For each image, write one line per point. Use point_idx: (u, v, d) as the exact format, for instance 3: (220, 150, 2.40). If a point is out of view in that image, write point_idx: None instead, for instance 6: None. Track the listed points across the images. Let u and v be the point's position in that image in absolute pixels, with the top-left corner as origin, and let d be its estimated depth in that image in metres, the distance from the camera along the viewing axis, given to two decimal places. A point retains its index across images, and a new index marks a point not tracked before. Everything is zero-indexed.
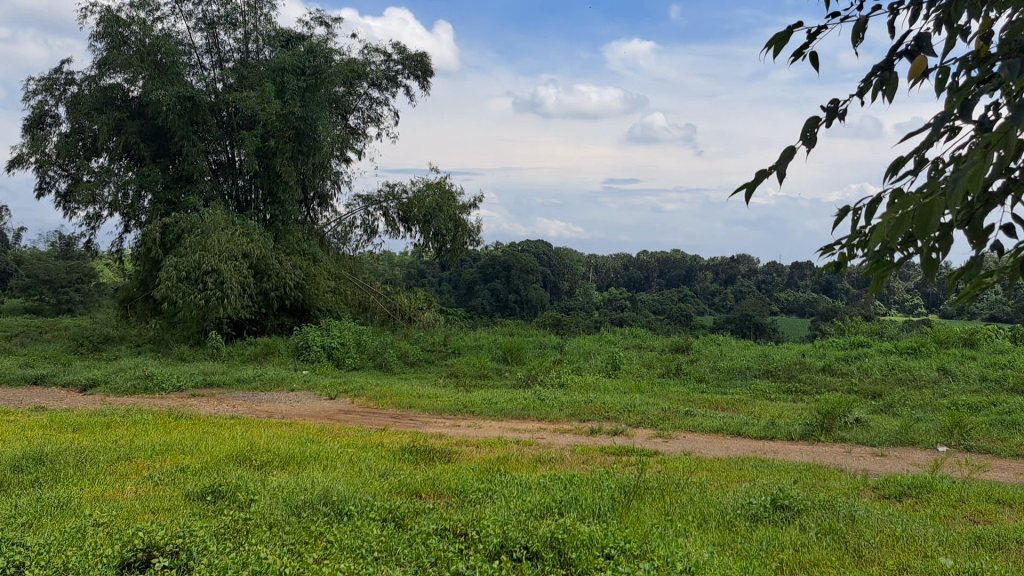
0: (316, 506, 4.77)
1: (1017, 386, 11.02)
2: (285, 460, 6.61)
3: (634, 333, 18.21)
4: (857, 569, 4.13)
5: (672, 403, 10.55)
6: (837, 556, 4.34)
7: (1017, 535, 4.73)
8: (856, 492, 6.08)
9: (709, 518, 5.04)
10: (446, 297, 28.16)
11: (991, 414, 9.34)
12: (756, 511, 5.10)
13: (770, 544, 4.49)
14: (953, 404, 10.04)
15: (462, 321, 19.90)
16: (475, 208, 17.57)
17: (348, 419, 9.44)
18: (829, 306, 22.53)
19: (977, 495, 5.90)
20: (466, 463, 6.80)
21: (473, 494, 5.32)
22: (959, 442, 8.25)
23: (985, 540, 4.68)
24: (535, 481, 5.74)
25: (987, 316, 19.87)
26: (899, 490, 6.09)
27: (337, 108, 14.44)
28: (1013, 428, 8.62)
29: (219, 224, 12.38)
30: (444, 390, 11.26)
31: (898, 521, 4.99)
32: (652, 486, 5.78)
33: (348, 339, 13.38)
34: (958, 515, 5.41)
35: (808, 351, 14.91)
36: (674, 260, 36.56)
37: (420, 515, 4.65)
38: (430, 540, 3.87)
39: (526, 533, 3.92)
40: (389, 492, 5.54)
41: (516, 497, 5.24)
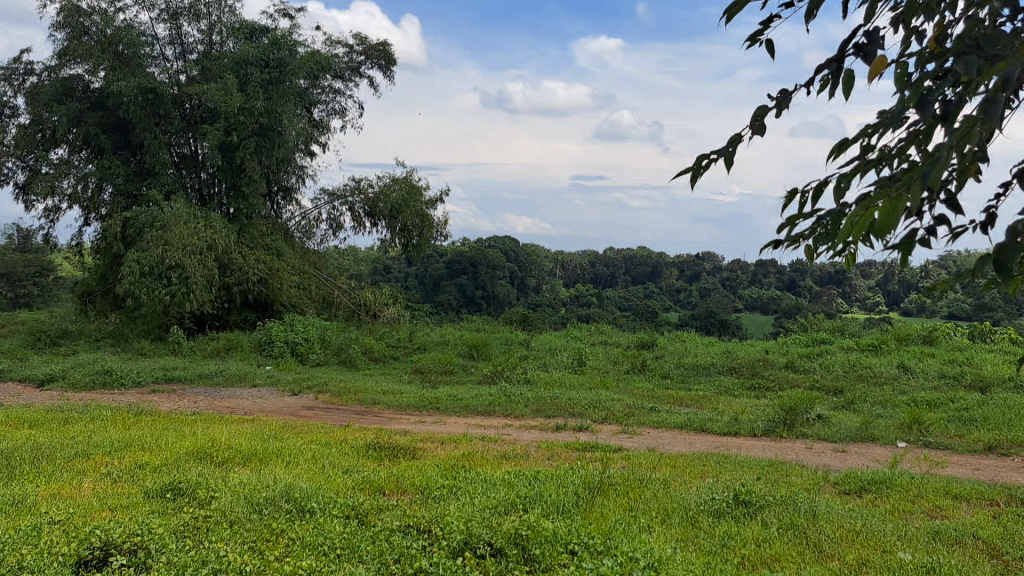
0: (278, 503, 4.67)
1: (974, 383, 11.15)
2: (248, 456, 6.50)
3: (600, 330, 18.21)
4: (817, 563, 4.12)
5: (638, 399, 10.53)
6: (797, 551, 4.32)
7: (974, 530, 4.76)
8: (817, 488, 6.09)
9: (672, 514, 5.00)
10: (412, 292, 28.01)
11: (949, 411, 9.42)
12: (718, 507, 5.05)
13: (731, 539, 4.47)
14: (913, 401, 10.12)
15: (428, 316, 19.78)
16: (440, 202, 17.48)
17: (312, 415, 9.30)
18: (791, 303, 22.71)
19: (935, 491, 5.93)
20: (432, 460, 6.73)
21: (438, 491, 5.24)
22: (917, 438, 8.31)
23: (942, 535, 4.68)
24: (500, 478, 5.66)
25: (946, 312, 20.12)
26: (859, 486, 6.10)
27: (303, 101, 14.29)
28: (971, 425, 8.70)
29: (180, 218, 12.16)
30: (409, 386, 11.17)
31: (856, 516, 4.99)
32: (617, 482, 5.73)
33: (312, 334, 13.23)
34: (916, 510, 5.42)
35: (771, 348, 14.98)
36: (640, 257, 36.67)
37: (385, 512, 4.55)
38: (395, 537, 3.77)
39: (491, 529, 3.82)
40: (352, 489, 5.45)
41: (481, 492, 5.16)
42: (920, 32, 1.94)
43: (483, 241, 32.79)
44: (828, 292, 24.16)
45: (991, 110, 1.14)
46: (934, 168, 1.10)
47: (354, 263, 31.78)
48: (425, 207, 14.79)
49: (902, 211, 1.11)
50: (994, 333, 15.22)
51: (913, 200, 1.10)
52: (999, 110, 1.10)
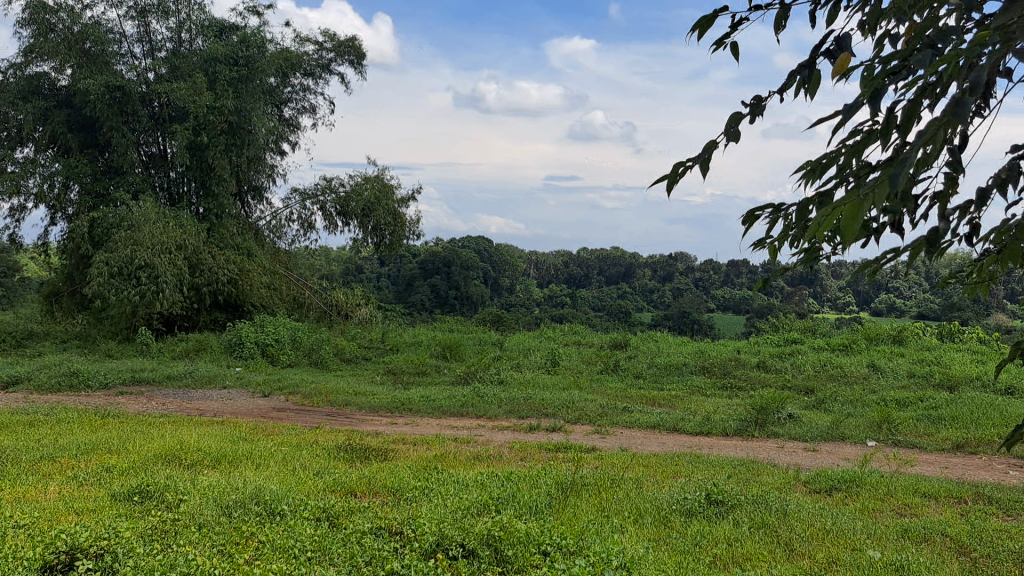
0: (247, 506, 4.51)
1: (943, 381, 11.18)
2: (216, 459, 6.31)
3: (573, 330, 18.14)
4: (789, 562, 4.03)
5: (611, 399, 10.44)
6: (770, 549, 4.23)
7: (944, 527, 4.70)
8: (788, 486, 6.03)
9: (645, 513, 4.89)
10: (385, 292, 27.79)
11: (920, 409, 9.41)
12: (691, 506, 4.97)
13: (704, 538, 4.37)
14: (883, 400, 10.12)
15: (400, 317, 19.63)
16: (411, 201, 17.34)
17: (282, 417, 9.12)
18: (763, 303, 22.77)
19: (905, 489, 5.88)
20: (403, 461, 6.58)
21: (410, 493, 5.10)
22: (887, 437, 8.28)
23: (912, 533, 4.61)
24: (472, 479, 5.52)
25: (914, 311, 20.24)
26: (830, 484, 6.05)
27: (273, 99, 14.09)
28: (942, 423, 8.69)
29: (149, 218, 11.91)
30: (380, 387, 11.02)
31: (829, 514, 4.92)
32: (589, 482, 5.62)
33: (283, 335, 13.02)
34: (887, 508, 5.37)
35: (743, 347, 14.97)
36: (612, 257, 36.66)
37: (356, 514, 4.41)
38: (364, 539, 3.63)
39: (463, 530, 3.69)
40: (322, 491, 5.30)
41: (454, 493, 5.02)
42: (892, 36, 1.88)
43: (457, 241, 32.60)
44: (800, 291, 24.22)
45: (958, 115, 1.11)
46: (899, 174, 1.09)
47: (326, 263, 31.45)
48: (397, 205, 14.64)
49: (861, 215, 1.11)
50: (962, 332, 15.29)
51: (873, 204, 1.09)
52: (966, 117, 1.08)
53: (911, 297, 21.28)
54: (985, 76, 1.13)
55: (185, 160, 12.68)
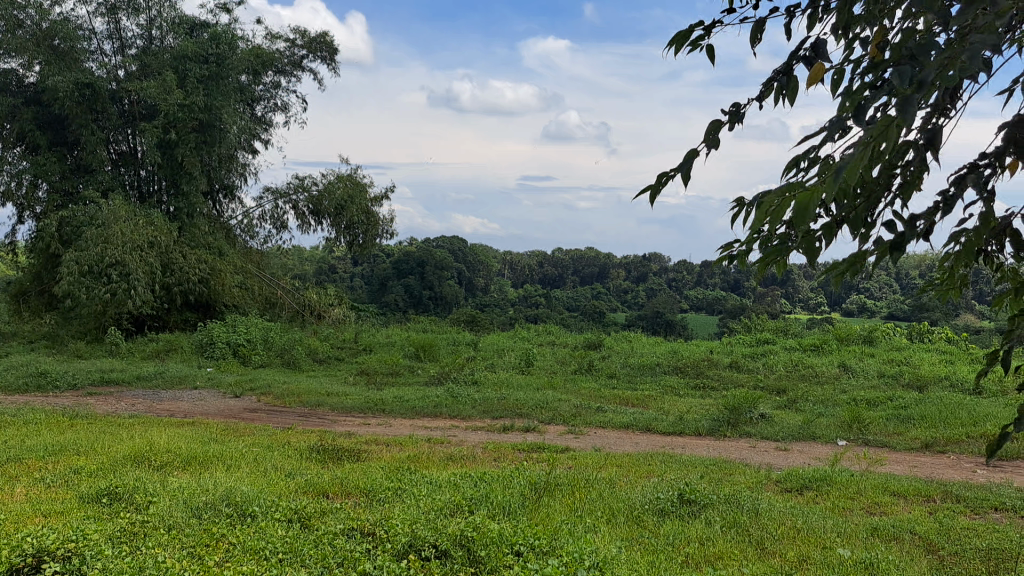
0: (218, 507, 4.44)
1: (912, 381, 11.28)
2: (187, 460, 6.23)
3: (547, 330, 18.14)
4: (759, 561, 4.03)
5: (584, 399, 10.43)
6: (741, 548, 4.24)
7: (913, 526, 4.72)
8: (760, 485, 6.05)
9: (618, 513, 4.89)
10: (359, 293, 27.67)
11: (889, 409, 9.49)
12: (664, 505, 4.97)
13: (676, 538, 4.37)
14: (853, 400, 10.19)
15: (373, 317, 19.54)
16: (384, 200, 17.26)
17: (253, 418, 9.03)
18: (735, 303, 22.90)
19: (875, 488, 5.91)
20: (376, 462, 6.53)
21: (383, 494, 5.06)
22: (857, 437, 8.34)
23: (882, 531, 4.63)
24: (445, 479, 5.48)
25: (884, 312, 20.45)
26: (802, 483, 6.07)
27: (244, 97, 13.94)
28: (912, 422, 8.77)
29: (120, 215, 11.75)
30: (353, 387, 10.94)
31: (800, 513, 4.93)
32: (563, 482, 5.61)
33: (255, 335, 12.90)
34: (856, 507, 5.40)
35: (716, 347, 15.04)
36: (586, 258, 36.73)
37: (328, 514, 4.37)
38: (337, 540, 3.58)
39: (436, 531, 3.66)
40: (294, 493, 5.23)
41: (426, 494, 4.98)
42: (865, 38, 1.84)
43: (431, 241, 32.52)
44: (772, 292, 24.38)
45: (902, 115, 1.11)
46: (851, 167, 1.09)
47: (298, 263, 31.23)
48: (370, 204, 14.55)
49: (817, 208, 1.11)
50: (931, 332, 15.45)
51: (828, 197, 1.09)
52: (912, 114, 1.09)
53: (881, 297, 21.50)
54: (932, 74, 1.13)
55: (155, 158, 12.54)
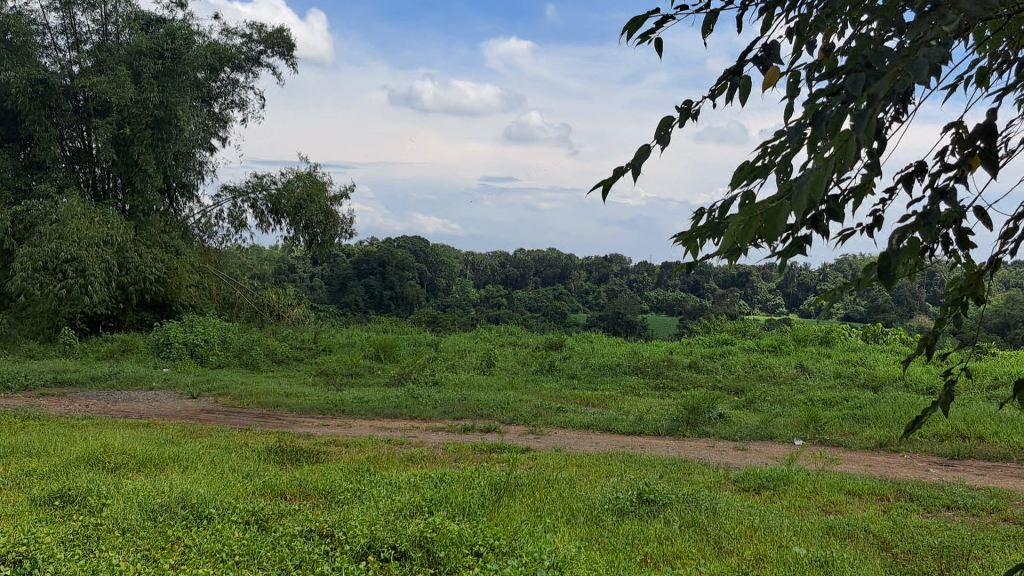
0: (173, 510, 4.37)
1: (867, 381, 11.43)
2: (142, 461, 6.15)
3: (510, 331, 18.12)
4: (717, 560, 4.05)
5: (545, 399, 10.45)
6: (698, 548, 4.25)
7: (867, 524, 4.79)
8: (718, 485, 6.09)
9: (577, 513, 4.89)
10: (319, 293, 27.45)
11: (845, 409, 9.62)
12: (623, 505, 5.00)
13: (636, 537, 4.39)
14: (810, 400, 10.30)
15: (334, 317, 19.41)
16: (344, 199, 17.13)
17: (210, 419, 8.93)
18: (696, 304, 23.09)
19: (830, 487, 5.98)
20: (335, 463, 6.50)
21: (342, 495, 5.04)
22: (813, 436, 8.44)
23: (837, 530, 4.70)
24: (405, 481, 5.45)
25: (841, 314, 20.73)
26: (758, 483, 6.12)
27: (200, 94, 13.73)
28: (865, 422, 8.89)
29: (74, 212, 11.54)
30: (311, 388, 10.86)
31: (756, 512, 4.97)
32: (523, 482, 5.61)
33: (212, 335, 12.74)
34: (813, 506, 5.45)
35: (675, 348, 15.13)
36: (548, 259, 36.83)
37: (285, 516, 4.34)
38: (296, 542, 3.54)
39: (395, 532, 3.65)
40: (252, 494, 5.17)
41: (385, 496, 4.94)
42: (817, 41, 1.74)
43: (392, 241, 32.40)
44: (731, 293, 24.61)
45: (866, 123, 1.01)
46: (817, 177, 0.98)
47: (258, 263, 30.95)
48: (330, 203, 14.41)
49: (782, 225, 1.00)
50: (886, 333, 15.67)
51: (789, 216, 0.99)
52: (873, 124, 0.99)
53: (838, 299, 21.79)
54: (887, 84, 1.04)
55: (110, 155, 12.35)
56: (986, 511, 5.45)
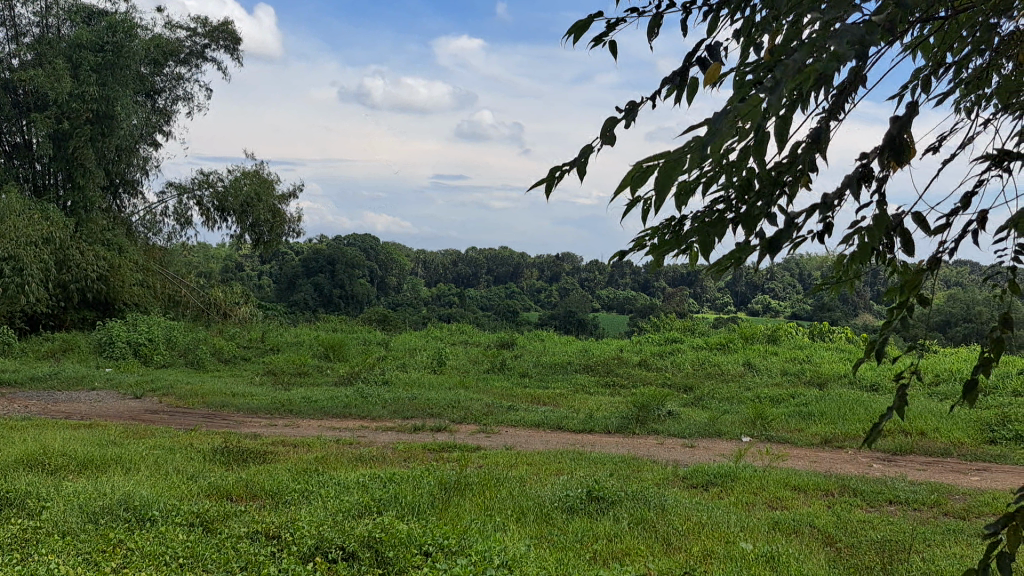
0: (116, 512, 4.21)
1: (813, 379, 11.54)
2: (83, 463, 5.96)
3: (460, 329, 18.00)
4: (666, 556, 4.02)
5: (495, 398, 10.38)
6: (648, 544, 4.22)
7: (813, 520, 4.81)
8: (667, 482, 6.08)
9: (527, 511, 4.85)
10: (268, 292, 27.08)
11: (791, 406, 9.69)
12: (573, 503, 4.96)
13: (584, 535, 4.34)
14: (757, 397, 10.36)
15: (283, 316, 19.14)
16: (292, 196, 16.90)
17: (154, 419, 8.73)
18: (646, 303, 23.18)
19: (777, 483, 6.02)
20: (283, 463, 6.38)
21: (289, 496, 4.92)
22: (760, 433, 8.49)
23: (783, 525, 4.71)
24: (353, 480, 5.36)
25: (788, 311, 20.97)
26: (707, 479, 6.13)
27: (142, 88, 13.43)
28: (810, 419, 8.96)
29: (13, 208, 11.19)
30: (259, 387, 10.67)
31: (703, 509, 4.96)
32: (473, 482, 5.49)
33: (156, 334, 12.46)
34: (759, 502, 5.47)
35: (626, 346, 15.15)
36: (501, 257, 36.76)
37: (231, 518, 4.21)
38: (240, 544, 3.42)
39: (342, 533, 3.56)
40: (197, 496, 5.03)
41: (333, 496, 4.85)
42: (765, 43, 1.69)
43: (342, 240, 32.08)
44: (680, 292, 24.80)
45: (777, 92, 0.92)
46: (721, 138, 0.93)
47: (205, 260, 30.44)
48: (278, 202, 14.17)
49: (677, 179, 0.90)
50: (831, 332, 15.84)
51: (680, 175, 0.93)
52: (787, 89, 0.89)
53: (785, 297, 22.04)
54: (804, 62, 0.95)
55: (48, 151, 11.99)
56: (928, 505, 5.51)
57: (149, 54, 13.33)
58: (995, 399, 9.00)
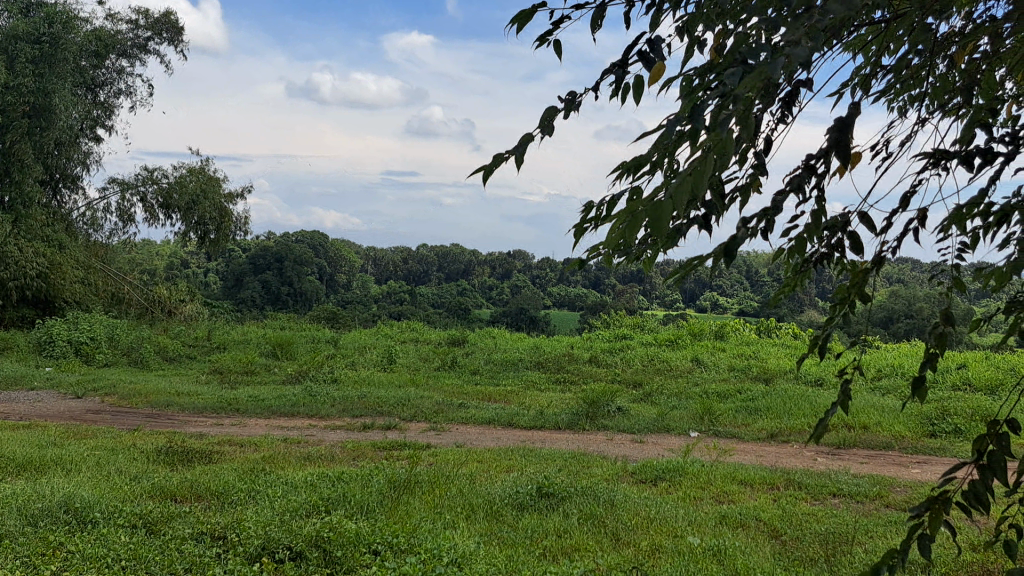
0: (54, 515, 4.05)
1: (760, 374, 11.66)
2: (21, 465, 5.77)
3: (411, 326, 17.87)
4: (613, 552, 3.99)
5: (446, 396, 10.29)
6: (596, 539, 4.20)
7: (758, 513, 4.83)
8: (615, 478, 6.08)
9: (477, 509, 4.77)
10: (215, 290, 26.63)
11: (737, 401, 9.78)
12: (522, 499, 4.93)
13: (534, 531, 4.31)
14: (704, 392, 10.44)
15: (230, 314, 18.84)
16: (239, 193, 16.61)
17: (96, 419, 8.50)
18: (596, 300, 23.27)
19: (723, 477, 6.04)
20: (231, 463, 6.24)
21: (235, 496, 4.80)
22: (708, 428, 8.54)
23: (729, 519, 4.72)
24: (301, 479, 5.26)
25: (736, 309, 21.17)
26: (654, 474, 6.14)
27: (83, 82, 13.06)
28: (756, 414, 9.05)
29: None
30: (205, 387, 10.45)
31: (652, 504, 4.95)
32: (423, 479, 5.40)
33: (99, 333, 12.18)
34: (705, 496, 5.49)
35: (576, 342, 15.17)
36: (452, 255, 36.62)
37: (177, 519, 4.09)
38: (185, 545, 3.27)
39: (289, 533, 3.41)
40: (139, 497, 4.90)
41: (280, 496, 4.75)
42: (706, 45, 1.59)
43: (290, 237, 31.67)
44: (631, 289, 24.95)
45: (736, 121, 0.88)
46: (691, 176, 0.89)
47: (150, 257, 29.86)
48: (225, 200, 13.87)
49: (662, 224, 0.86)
50: (778, 328, 16.03)
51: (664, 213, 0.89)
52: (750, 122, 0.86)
53: (732, 294, 22.27)
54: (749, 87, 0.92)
55: None
56: (870, 498, 5.57)
57: (91, 46, 12.98)
58: (934, 393, 9.15)
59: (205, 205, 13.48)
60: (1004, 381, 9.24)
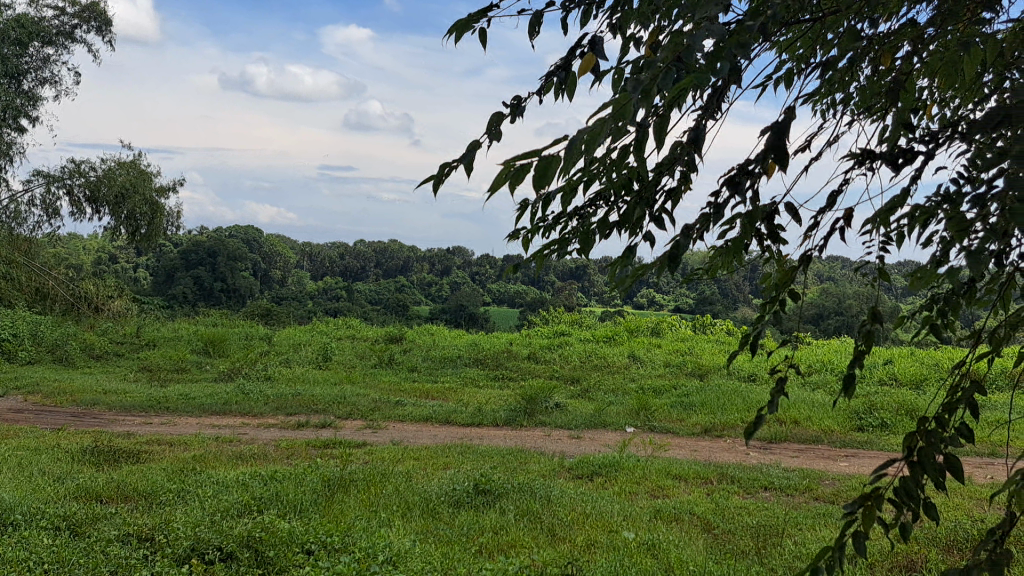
0: None
1: (695, 369, 11.70)
2: None
3: (346, 323, 17.56)
4: (550, 547, 3.88)
5: (383, 393, 10.09)
6: (532, 535, 4.09)
7: (693, 507, 4.77)
8: (553, 474, 5.98)
9: (414, 506, 4.61)
10: (145, 284, 25.90)
11: (672, 397, 9.78)
12: (458, 496, 4.79)
13: (471, 528, 4.19)
14: (641, 388, 10.42)
15: (161, 310, 18.32)
16: (171, 187, 16.12)
17: (17, 419, 8.12)
18: (535, 297, 23.21)
19: (658, 472, 6.00)
20: (159, 463, 5.97)
21: (163, 496, 4.56)
22: (644, 423, 8.51)
23: (664, 513, 4.66)
24: (234, 479, 5.05)
25: (673, 305, 21.26)
26: (591, 470, 6.05)
27: (6, 71, 12.49)
28: (692, 408, 9.05)
29: None
30: (132, 384, 10.10)
31: (588, 499, 4.85)
32: (358, 477, 5.21)
33: (20, 330, 11.71)
34: (642, 491, 5.42)
35: (515, 338, 15.06)
36: (390, 252, 36.21)
37: (102, 520, 3.86)
38: (111, 546, 2.99)
39: (220, 533, 3.16)
40: (62, 499, 4.62)
41: (212, 496, 4.53)
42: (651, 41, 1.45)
43: (224, 232, 30.97)
44: (569, 285, 24.92)
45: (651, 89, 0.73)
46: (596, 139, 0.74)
47: (78, 252, 28.94)
48: (156, 194, 13.40)
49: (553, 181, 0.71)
50: (713, 324, 16.13)
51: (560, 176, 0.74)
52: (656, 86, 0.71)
53: (669, 291, 22.37)
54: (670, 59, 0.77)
55: None
56: (800, 491, 5.56)
57: (12, 33, 12.42)
58: (863, 388, 9.25)
59: (134, 199, 12.98)
60: (929, 377, 9.40)
